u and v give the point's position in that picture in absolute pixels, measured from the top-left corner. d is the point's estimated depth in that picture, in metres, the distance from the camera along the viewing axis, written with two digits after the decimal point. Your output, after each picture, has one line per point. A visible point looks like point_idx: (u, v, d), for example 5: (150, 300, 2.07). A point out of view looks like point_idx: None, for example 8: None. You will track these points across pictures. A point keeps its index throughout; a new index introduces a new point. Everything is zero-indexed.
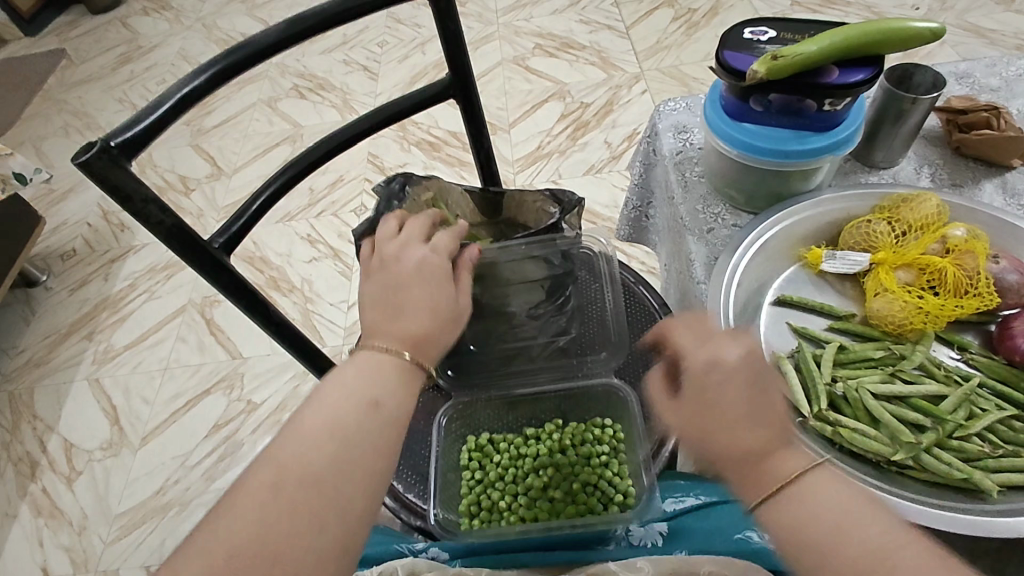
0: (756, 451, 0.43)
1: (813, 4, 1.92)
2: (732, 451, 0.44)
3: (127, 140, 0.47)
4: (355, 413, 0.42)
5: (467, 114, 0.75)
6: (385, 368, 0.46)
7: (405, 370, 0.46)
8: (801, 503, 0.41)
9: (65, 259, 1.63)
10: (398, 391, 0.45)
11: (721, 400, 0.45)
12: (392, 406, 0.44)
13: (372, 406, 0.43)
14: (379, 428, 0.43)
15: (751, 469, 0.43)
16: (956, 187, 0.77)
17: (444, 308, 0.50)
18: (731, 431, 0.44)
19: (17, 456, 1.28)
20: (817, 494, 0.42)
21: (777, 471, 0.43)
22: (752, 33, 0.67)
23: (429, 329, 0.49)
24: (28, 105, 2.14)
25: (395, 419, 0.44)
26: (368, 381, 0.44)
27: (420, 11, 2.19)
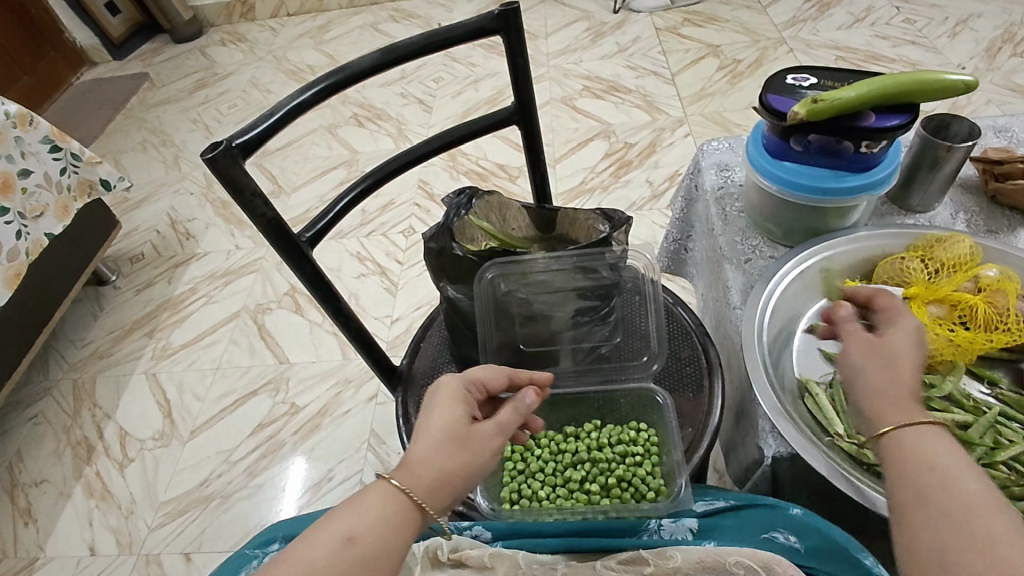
0: (890, 399, 0.50)
1: (857, 59, 1.98)
2: (877, 397, 0.51)
3: (246, 142, 0.56)
4: (328, 549, 0.44)
5: (528, 140, 0.84)
6: (370, 502, 0.47)
7: (395, 499, 0.48)
8: (931, 436, 0.46)
9: (133, 261, 1.77)
10: (378, 529, 0.46)
11: (886, 360, 0.53)
12: (367, 544, 0.45)
13: (350, 542, 0.44)
14: (349, 567, 0.43)
15: (901, 401, 0.50)
16: (991, 233, 0.79)
17: (450, 430, 0.53)
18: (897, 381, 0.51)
19: (76, 439, 1.37)
20: (919, 438, 0.47)
21: (909, 411, 0.49)
22: (794, 79, 0.73)
23: (426, 452, 0.51)
24: (112, 121, 2.34)
25: (369, 556, 0.44)
26: (350, 516, 0.46)
27: (475, 51, 2.33)
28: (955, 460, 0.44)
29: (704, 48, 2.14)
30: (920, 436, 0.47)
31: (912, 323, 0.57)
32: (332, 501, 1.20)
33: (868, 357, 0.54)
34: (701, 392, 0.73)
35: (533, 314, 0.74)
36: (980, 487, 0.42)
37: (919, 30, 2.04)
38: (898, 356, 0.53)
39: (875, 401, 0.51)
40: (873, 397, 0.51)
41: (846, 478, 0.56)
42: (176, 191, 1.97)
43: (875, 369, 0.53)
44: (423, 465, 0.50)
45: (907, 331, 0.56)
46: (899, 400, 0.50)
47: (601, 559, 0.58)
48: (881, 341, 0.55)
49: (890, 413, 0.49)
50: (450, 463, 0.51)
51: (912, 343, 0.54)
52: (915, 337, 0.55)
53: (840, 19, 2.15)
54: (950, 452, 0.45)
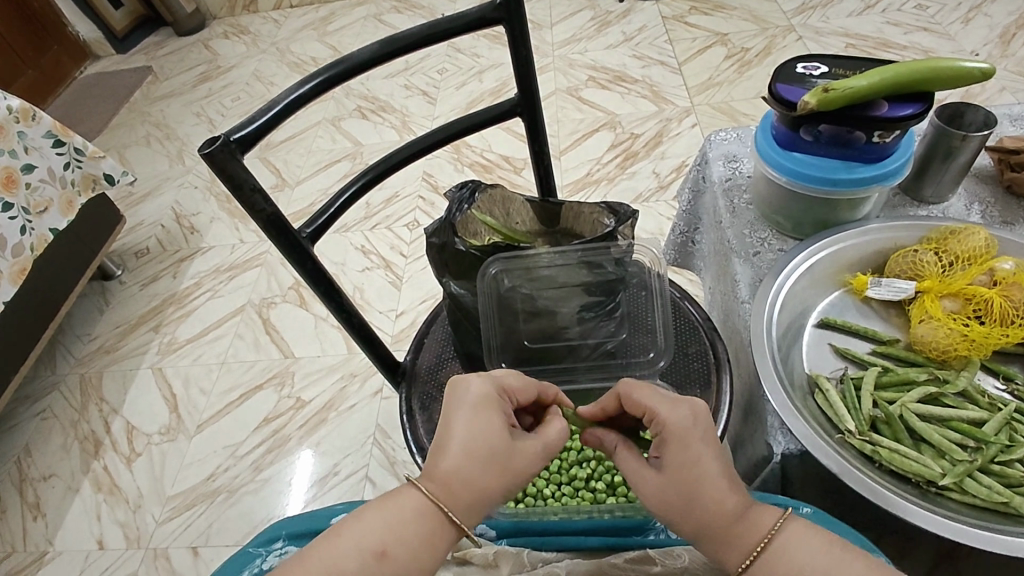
0: (717, 527, 0.47)
1: (867, 47, 1.94)
2: (704, 533, 0.47)
3: (243, 137, 0.55)
4: (361, 561, 0.44)
5: (532, 132, 0.82)
6: (405, 515, 0.47)
7: (429, 513, 0.47)
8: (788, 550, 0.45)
9: (139, 256, 1.77)
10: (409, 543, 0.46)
11: (686, 484, 0.48)
12: (399, 559, 0.45)
13: (381, 555, 0.45)
14: None
15: (731, 519, 0.47)
16: (1006, 224, 0.78)
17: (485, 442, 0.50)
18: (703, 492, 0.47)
19: (84, 434, 1.38)
20: (781, 565, 0.45)
21: (747, 528, 0.46)
22: (804, 68, 0.71)
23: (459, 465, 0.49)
24: (117, 115, 2.33)
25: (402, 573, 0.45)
26: (381, 526, 0.46)
27: (479, 42, 2.31)
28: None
29: (711, 36, 2.11)
30: (783, 562, 0.45)
31: (680, 419, 0.50)
32: (338, 496, 1.20)
33: (663, 490, 0.49)
34: (709, 389, 0.73)
35: (538, 309, 0.73)
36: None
37: (931, 16, 2.00)
38: (698, 475, 0.48)
39: (705, 535, 0.47)
40: (703, 533, 0.47)
41: (859, 477, 0.55)
42: (181, 185, 1.97)
43: (687, 499, 0.48)
44: (454, 476, 0.48)
45: (680, 439, 0.49)
46: (726, 526, 0.46)
47: (608, 559, 0.57)
48: (666, 462, 0.49)
49: (731, 544, 0.46)
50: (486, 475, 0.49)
51: (695, 439, 0.49)
52: (695, 431, 0.49)
53: (850, 6, 2.11)
54: (818, 562, 0.44)
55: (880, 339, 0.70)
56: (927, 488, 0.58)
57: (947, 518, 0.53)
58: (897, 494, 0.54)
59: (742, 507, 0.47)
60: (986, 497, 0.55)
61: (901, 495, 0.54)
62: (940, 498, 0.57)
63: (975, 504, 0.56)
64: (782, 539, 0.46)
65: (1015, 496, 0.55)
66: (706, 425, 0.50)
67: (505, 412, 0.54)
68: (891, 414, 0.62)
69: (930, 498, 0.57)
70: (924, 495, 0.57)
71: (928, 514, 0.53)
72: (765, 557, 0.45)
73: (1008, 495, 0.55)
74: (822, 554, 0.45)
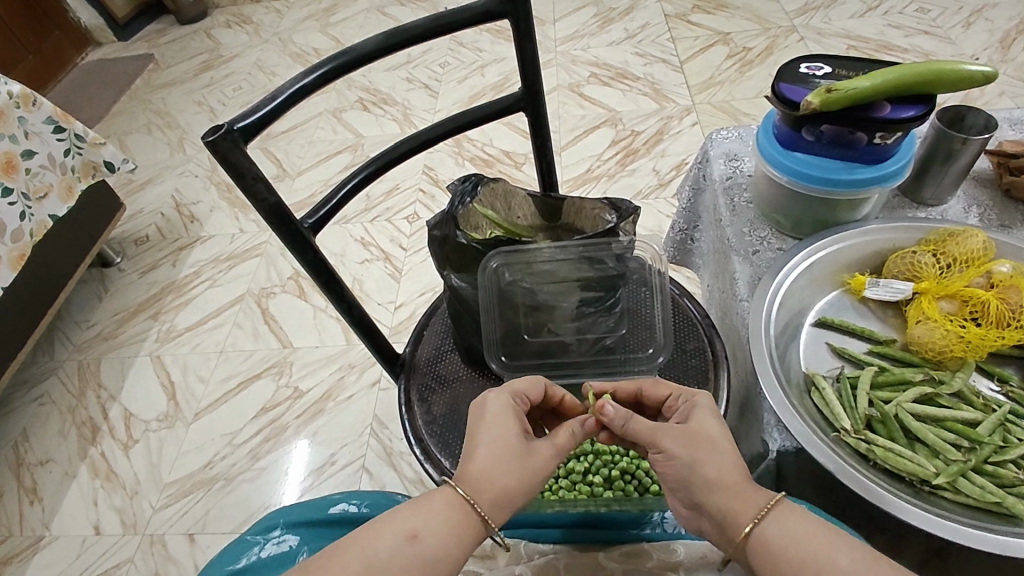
0: (726, 490, 0.50)
1: (869, 49, 1.94)
2: (711, 496, 0.51)
3: (246, 126, 0.55)
4: (396, 546, 0.47)
5: (534, 127, 0.82)
6: (436, 507, 0.50)
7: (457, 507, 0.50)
8: (787, 519, 0.49)
9: (138, 244, 1.77)
10: (441, 531, 0.48)
11: (705, 448, 0.52)
12: (428, 545, 0.48)
13: (413, 542, 0.48)
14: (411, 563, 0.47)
15: (741, 490, 0.50)
16: (1004, 227, 0.78)
17: (515, 445, 0.53)
18: (717, 459, 0.52)
19: (81, 419, 1.38)
20: (778, 530, 0.48)
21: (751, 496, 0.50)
22: (808, 68, 0.72)
23: (489, 465, 0.52)
24: (117, 102, 2.33)
25: (429, 558, 0.47)
26: (414, 513, 0.49)
27: (482, 36, 2.31)
28: (820, 540, 0.47)
29: (714, 35, 2.11)
30: (780, 527, 0.49)
31: (705, 401, 0.57)
32: (334, 485, 1.20)
33: (684, 449, 0.53)
34: (705, 385, 0.73)
35: (538, 303, 0.74)
36: (851, 557, 0.46)
37: (933, 19, 2.00)
38: (715, 443, 0.53)
39: (711, 497, 0.51)
40: (710, 494, 0.51)
41: (853, 474, 0.55)
42: (181, 173, 1.97)
43: (701, 458, 0.52)
44: (485, 477, 0.51)
45: (705, 412, 0.56)
46: (736, 488, 0.50)
47: (603, 552, 0.58)
48: (691, 426, 0.54)
49: (739, 507, 0.50)
50: (517, 479, 0.52)
51: (714, 417, 0.55)
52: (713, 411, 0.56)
53: (853, 7, 2.11)
54: (813, 526, 0.48)
55: (876, 338, 0.70)
56: (921, 487, 0.58)
57: (941, 516, 0.53)
58: (891, 492, 0.54)
59: (747, 479, 0.51)
60: (978, 496, 0.56)
61: (895, 493, 0.55)
62: (934, 497, 0.58)
63: (967, 503, 0.57)
64: (783, 507, 0.50)
65: (1009, 496, 0.56)
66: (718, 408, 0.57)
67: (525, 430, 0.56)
68: (887, 413, 0.62)
69: (924, 497, 0.57)
70: (918, 494, 0.58)
71: (922, 513, 0.53)
72: (767, 522, 0.49)
73: (999, 495, 0.56)
74: (817, 524, 0.49)
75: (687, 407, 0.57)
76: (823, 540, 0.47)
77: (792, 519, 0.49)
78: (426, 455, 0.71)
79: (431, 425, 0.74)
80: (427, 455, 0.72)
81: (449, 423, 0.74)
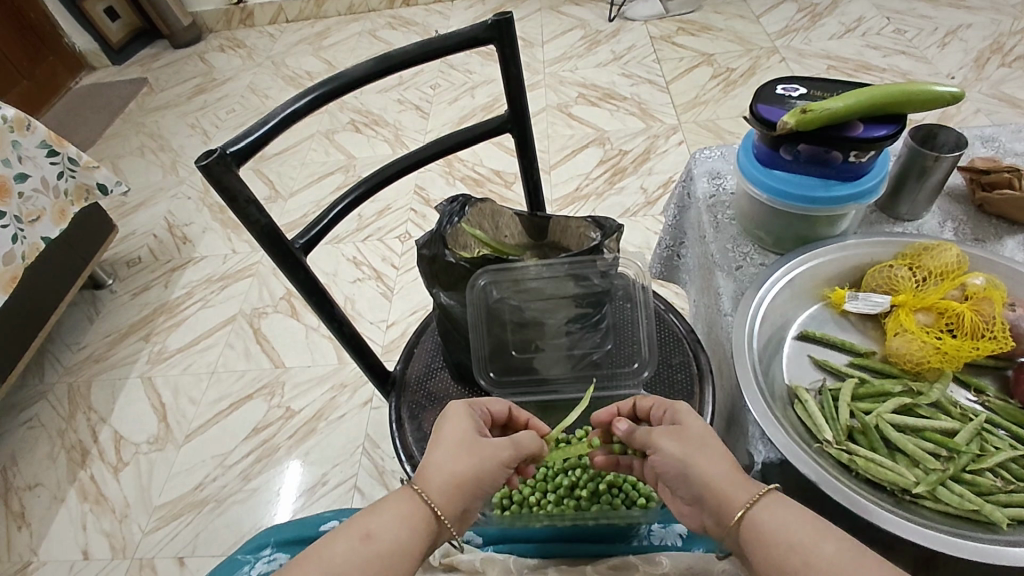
0: (714, 483, 0.52)
1: (848, 69, 2.00)
2: (707, 489, 0.52)
3: (238, 150, 0.57)
4: (349, 542, 0.48)
5: (521, 149, 0.84)
6: (390, 507, 0.51)
7: (409, 503, 0.52)
8: (776, 511, 0.49)
9: (130, 265, 1.77)
10: (395, 527, 0.50)
11: (695, 446, 0.54)
12: (382, 541, 0.49)
13: (365, 538, 0.49)
14: (366, 562, 0.48)
15: (734, 481, 0.52)
16: (978, 241, 0.80)
17: (463, 439, 0.56)
18: (705, 455, 0.54)
19: (71, 443, 1.37)
20: (768, 516, 0.49)
21: (742, 487, 0.51)
22: (784, 90, 0.74)
23: (438, 459, 0.55)
24: (110, 126, 2.35)
25: (384, 554, 0.49)
26: (369, 516, 0.51)
27: (472, 59, 2.36)
28: (806, 528, 0.47)
29: (698, 56, 2.16)
30: (771, 513, 0.49)
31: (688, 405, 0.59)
32: (325, 505, 1.20)
33: (676, 449, 0.55)
34: (691, 399, 0.74)
35: (525, 320, 0.75)
36: (836, 545, 0.46)
37: (909, 40, 2.06)
38: (704, 439, 0.55)
39: (708, 488, 0.52)
40: (705, 488, 0.52)
41: (835, 485, 0.57)
42: (173, 196, 1.98)
43: (692, 454, 0.54)
44: (436, 470, 0.54)
45: (688, 413, 0.58)
46: (725, 479, 0.52)
47: (590, 565, 0.60)
48: (678, 429, 0.56)
49: (732, 497, 0.51)
50: (466, 463, 0.55)
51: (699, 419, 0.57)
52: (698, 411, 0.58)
53: (832, 29, 2.17)
54: (801, 515, 0.49)
55: (857, 350, 0.72)
56: (901, 496, 0.59)
57: (923, 526, 0.54)
58: (870, 501, 0.56)
59: (738, 470, 0.53)
60: (958, 505, 0.57)
61: (876, 504, 0.56)
62: (915, 506, 0.59)
63: (948, 512, 0.58)
64: (772, 496, 0.50)
65: (987, 503, 0.57)
66: None
67: (477, 424, 0.59)
68: (867, 424, 0.64)
69: (905, 506, 0.58)
70: (899, 503, 0.59)
71: (904, 522, 0.54)
72: (757, 510, 0.50)
73: (978, 503, 0.57)
74: (804, 514, 0.49)
75: (671, 412, 0.59)
76: (808, 528, 0.48)
77: (776, 510, 0.49)
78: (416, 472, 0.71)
79: (422, 445, 0.74)
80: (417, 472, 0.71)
81: None
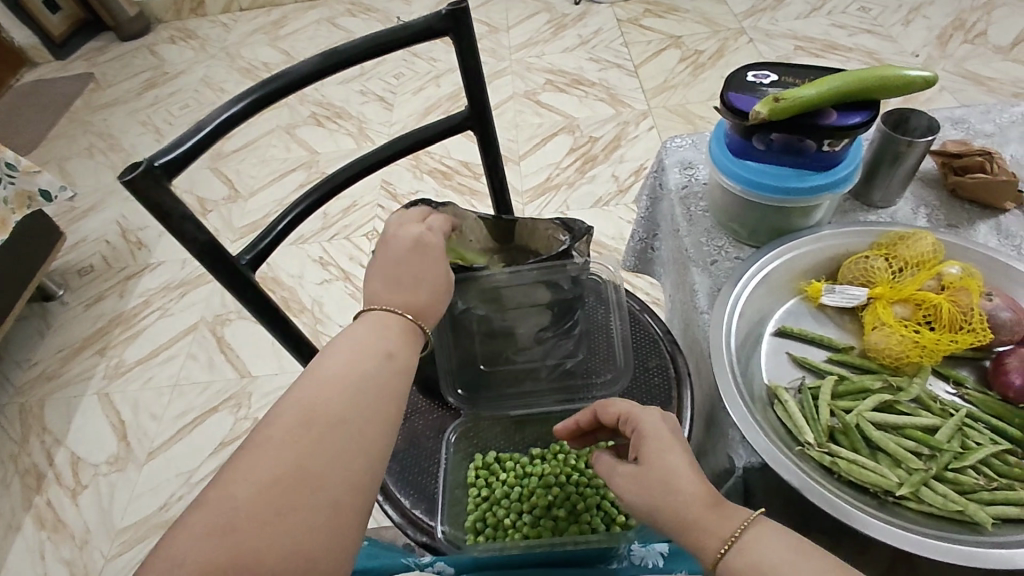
0: (688, 526, 0.46)
1: (815, 49, 1.99)
2: (680, 532, 0.47)
3: (168, 161, 0.52)
4: (370, 368, 0.49)
5: (484, 146, 0.80)
6: (386, 330, 0.52)
7: (401, 328, 0.53)
8: (750, 553, 0.44)
9: (82, 274, 1.68)
10: (402, 348, 0.52)
11: (661, 487, 0.48)
12: (399, 364, 0.51)
13: (380, 363, 0.50)
14: (392, 378, 0.49)
15: (704, 523, 0.46)
16: (952, 227, 0.79)
17: (434, 271, 0.57)
18: (674, 492, 0.48)
19: (25, 467, 1.30)
20: (742, 562, 0.44)
21: (712, 528, 0.45)
22: (755, 76, 0.71)
23: (413, 285, 0.55)
24: (55, 125, 2.22)
25: (403, 372, 0.50)
26: (373, 341, 0.51)
27: (436, 46, 2.28)
28: (786, 575, 0.42)
29: (666, 39, 2.13)
30: (746, 557, 0.44)
31: (654, 428, 0.52)
32: None
33: (642, 491, 0.49)
34: (670, 403, 0.72)
35: (494, 331, 0.71)
36: None
37: (874, 18, 2.06)
38: (672, 473, 0.48)
39: (681, 532, 0.47)
40: (678, 532, 0.47)
41: (820, 491, 0.55)
42: (126, 199, 1.89)
43: (659, 498, 0.48)
44: (418, 295, 0.55)
45: (657, 442, 0.51)
46: (694, 522, 0.46)
47: None
48: (645, 466, 0.50)
49: (703, 543, 0.45)
50: (415, 275, 0.55)
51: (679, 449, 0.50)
52: (667, 436, 0.51)
53: (798, 8, 2.15)
54: (781, 555, 0.43)
55: (836, 346, 0.70)
56: (885, 498, 0.58)
57: (910, 531, 0.53)
58: (855, 507, 0.54)
59: (712, 503, 0.47)
60: (942, 506, 0.56)
61: (859, 508, 0.54)
62: (898, 508, 0.57)
63: (931, 513, 0.56)
64: (748, 536, 0.44)
65: (970, 503, 0.56)
66: (673, 431, 0.52)
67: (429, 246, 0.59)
68: (849, 423, 0.62)
69: (889, 509, 0.57)
70: (883, 505, 0.57)
71: (888, 527, 0.53)
72: (732, 556, 0.44)
73: (962, 503, 0.56)
74: (787, 547, 0.44)
75: (637, 438, 0.53)
76: (789, 563, 0.42)
77: (753, 551, 0.44)
78: (384, 493, 0.67)
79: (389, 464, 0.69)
80: (385, 495, 0.66)
81: (410, 459, 0.69)
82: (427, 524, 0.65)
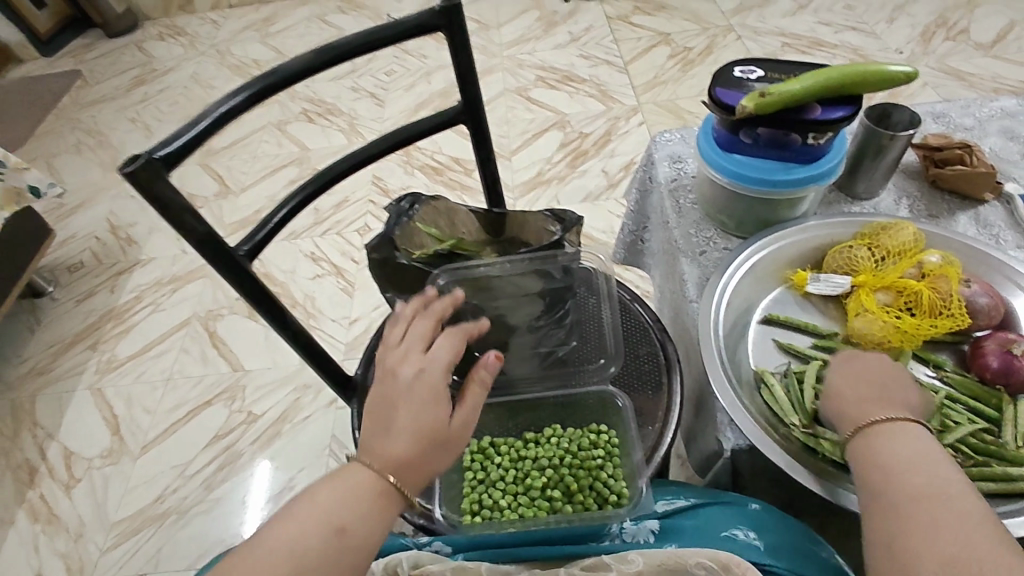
0: (849, 415, 0.57)
1: (802, 46, 2.02)
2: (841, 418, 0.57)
3: (167, 154, 0.52)
4: (320, 536, 0.46)
5: (477, 140, 0.81)
6: (353, 493, 0.48)
7: (373, 493, 0.48)
8: (879, 438, 0.53)
9: (72, 271, 1.67)
10: (364, 522, 0.48)
11: (851, 383, 0.59)
12: (354, 537, 0.47)
13: (339, 531, 0.47)
14: (338, 555, 0.46)
15: (856, 409, 0.57)
16: (933, 218, 0.81)
17: (432, 419, 0.50)
18: (866, 395, 0.57)
19: (17, 462, 1.30)
20: (878, 442, 0.53)
21: (861, 417, 0.55)
22: (742, 72, 0.73)
23: (404, 421, 0.50)
24: (42, 122, 2.20)
25: (356, 548, 0.47)
26: (335, 505, 0.48)
27: (427, 43, 2.29)
28: (911, 458, 0.50)
29: (655, 36, 2.15)
30: (879, 438, 0.53)
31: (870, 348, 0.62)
32: None
33: (843, 385, 0.59)
34: (660, 390, 0.73)
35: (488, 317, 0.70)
36: (927, 478, 0.48)
37: (860, 15, 2.09)
38: (873, 377, 0.59)
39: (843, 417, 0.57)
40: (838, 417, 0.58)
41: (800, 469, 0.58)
42: (116, 195, 1.88)
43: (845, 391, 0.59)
44: (397, 451, 0.49)
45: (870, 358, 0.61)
46: (860, 407, 0.57)
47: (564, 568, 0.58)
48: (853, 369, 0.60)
49: (847, 421, 0.57)
50: (414, 424, 0.50)
51: (874, 387, 0.58)
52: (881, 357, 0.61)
53: (785, 5, 2.18)
54: (917, 449, 0.51)
55: (819, 332, 0.72)
56: None
57: None
58: None
59: (884, 403, 0.56)
60: None
61: None
62: None
63: None
64: (881, 429, 0.53)
65: None
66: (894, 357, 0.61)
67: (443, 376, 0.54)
68: None
69: None
70: None
71: None
72: (869, 434, 0.54)
73: None
74: (920, 447, 0.51)
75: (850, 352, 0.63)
76: (920, 456, 0.50)
77: (889, 439, 0.53)
78: None
79: None
80: None
81: None
82: (424, 508, 0.66)
